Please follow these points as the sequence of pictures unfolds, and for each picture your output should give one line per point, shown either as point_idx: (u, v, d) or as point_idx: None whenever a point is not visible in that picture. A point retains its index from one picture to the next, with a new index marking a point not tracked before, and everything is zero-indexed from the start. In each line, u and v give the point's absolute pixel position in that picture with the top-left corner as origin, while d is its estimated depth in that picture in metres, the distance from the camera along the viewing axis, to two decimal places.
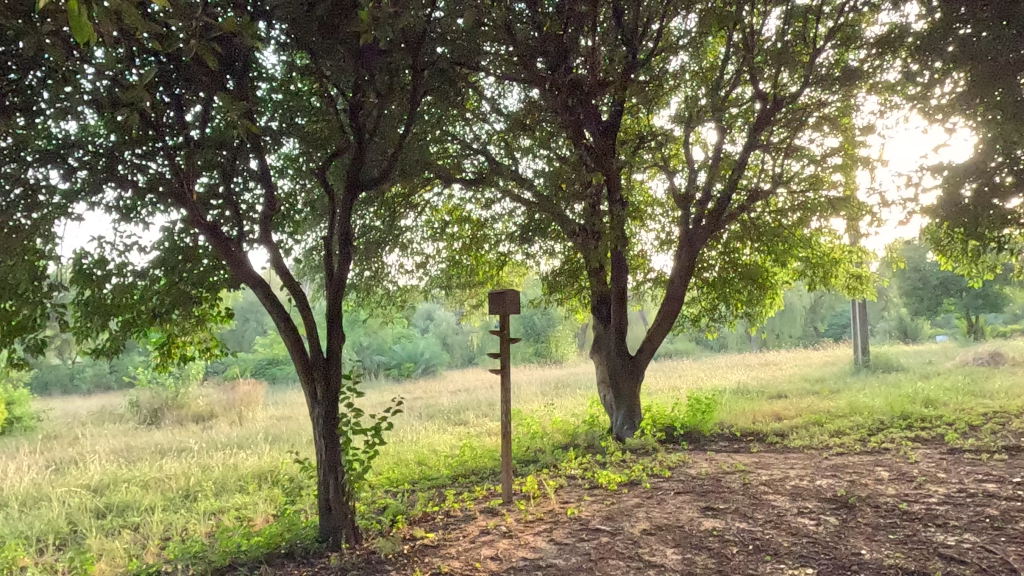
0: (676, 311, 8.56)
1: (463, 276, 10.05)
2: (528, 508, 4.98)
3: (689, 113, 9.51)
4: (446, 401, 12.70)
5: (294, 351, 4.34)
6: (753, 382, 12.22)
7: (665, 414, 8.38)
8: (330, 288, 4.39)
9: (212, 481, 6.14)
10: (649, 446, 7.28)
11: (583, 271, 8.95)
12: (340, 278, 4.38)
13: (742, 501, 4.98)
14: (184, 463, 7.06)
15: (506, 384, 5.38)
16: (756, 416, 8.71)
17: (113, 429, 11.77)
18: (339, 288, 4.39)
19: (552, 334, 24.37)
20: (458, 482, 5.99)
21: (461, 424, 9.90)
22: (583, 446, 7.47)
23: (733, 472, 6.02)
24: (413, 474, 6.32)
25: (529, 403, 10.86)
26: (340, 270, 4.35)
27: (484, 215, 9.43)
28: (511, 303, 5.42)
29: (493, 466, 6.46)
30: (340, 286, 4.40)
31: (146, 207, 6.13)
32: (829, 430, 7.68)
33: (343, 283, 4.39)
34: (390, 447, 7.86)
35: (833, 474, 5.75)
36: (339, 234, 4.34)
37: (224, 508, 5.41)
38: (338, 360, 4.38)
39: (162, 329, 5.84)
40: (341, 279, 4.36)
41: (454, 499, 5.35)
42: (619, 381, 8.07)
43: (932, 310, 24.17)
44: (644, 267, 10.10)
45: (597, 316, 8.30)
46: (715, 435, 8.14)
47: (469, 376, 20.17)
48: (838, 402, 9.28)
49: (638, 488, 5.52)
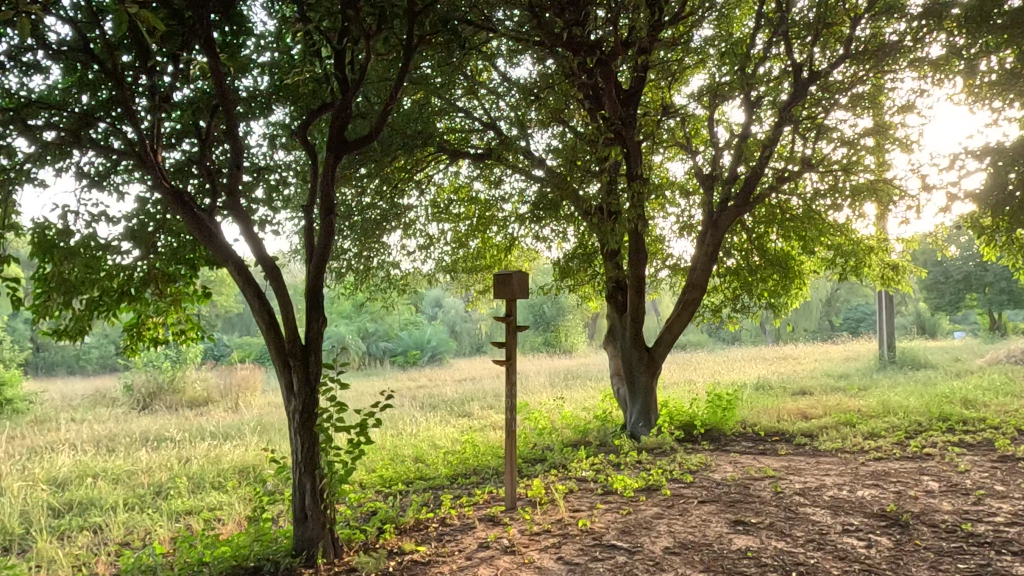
0: (699, 298, 7.93)
1: (470, 260, 9.47)
2: (534, 518, 4.42)
3: (714, 89, 8.84)
4: (451, 391, 12.14)
5: (268, 335, 3.77)
6: (774, 376, 11.60)
7: (684, 411, 7.79)
8: (312, 262, 3.82)
9: (188, 477, 5.62)
10: (667, 446, 6.69)
11: (598, 256, 8.37)
12: (323, 252, 3.81)
13: (777, 514, 4.41)
14: (166, 454, 6.54)
15: (511, 379, 4.79)
16: (781, 415, 8.11)
17: (104, 414, 11.29)
18: (321, 263, 3.83)
19: (562, 323, 23.79)
20: (458, 483, 5.44)
21: (465, 416, 9.36)
22: (594, 444, 6.90)
23: (763, 478, 5.43)
24: (409, 472, 5.77)
25: (538, 395, 10.29)
26: (323, 243, 3.78)
27: (493, 195, 8.83)
28: (519, 286, 4.82)
29: (497, 466, 5.90)
30: (324, 260, 3.82)
31: (121, 175, 5.56)
32: (863, 432, 7.07)
33: (325, 259, 3.81)
34: (387, 441, 7.31)
35: (875, 484, 5.16)
36: (321, 201, 3.77)
37: (196, 509, 4.86)
38: (318, 346, 3.81)
39: (133, 309, 5.28)
40: (324, 253, 3.79)
41: (452, 504, 4.78)
42: (634, 373, 7.48)
43: (954, 306, 23.38)
44: (662, 252, 9.50)
45: (612, 303, 7.69)
46: (738, 434, 7.55)
47: (476, 365, 19.62)
48: (868, 400, 8.67)
49: (657, 496, 4.94)
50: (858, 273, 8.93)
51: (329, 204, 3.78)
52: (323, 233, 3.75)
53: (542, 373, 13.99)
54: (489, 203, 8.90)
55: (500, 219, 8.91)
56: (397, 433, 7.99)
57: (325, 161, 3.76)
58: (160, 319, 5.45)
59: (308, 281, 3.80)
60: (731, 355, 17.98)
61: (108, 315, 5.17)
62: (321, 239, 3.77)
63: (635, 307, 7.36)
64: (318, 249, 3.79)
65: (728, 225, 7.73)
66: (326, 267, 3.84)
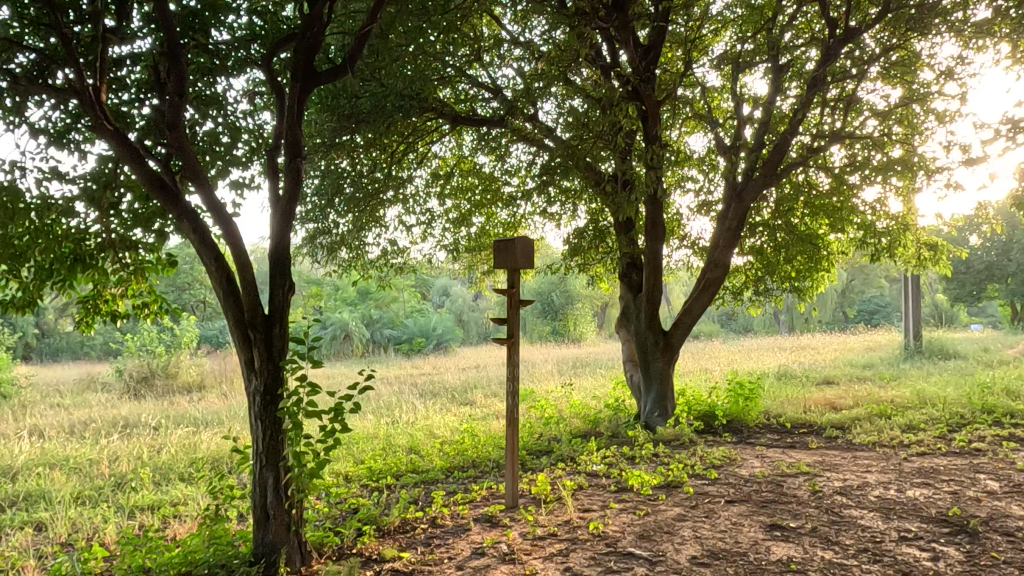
0: (722, 279, 7.28)
1: (473, 239, 8.88)
2: (539, 519, 3.83)
3: (735, 55, 8.18)
4: (454, 378, 11.58)
5: (226, 304, 3.18)
6: (795, 365, 10.98)
7: (703, 400, 7.20)
8: (277, 216, 3.28)
9: (154, 468, 5.06)
10: (685, 438, 6.11)
11: (612, 233, 7.78)
12: (289, 202, 3.29)
13: (820, 518, 3.82)
14: (139, 441, 6.00)
15: (512, 361, 4.21)
16: (808, 405, 7.51)
17: (90, 399, 10.77)
18: (286, 216, 3.29)
19: (571, 312, 23.19)
20: (453, 477, 4.87)
21: (467, 404, 8.80)
22: (606, 435, 6.32)
23: (797, 475, 4.83)
24: (400, 463, 5.19)
25: (546, 383, 9.72)
26: (290, 190, 3.27)
27: (498, 168, 8.22)
28: (523, 257, 4.23)
29: (498, 458, 5.32)
30: (290, 213, 3.28)
31: (82, 132, 4.97)
32: (900, 424, 6.46)
33: (292, 209, 3.27)
34: (381, 429, 6.74)
35: (926, 482, 4.55)
36: (285, 141, 3.27)
37: (158, 503, 4.31)
38: (283, 317, 3.26)
39: (91, 281, 4.72)
40: (291, 203, 3.28)
41: (444, 502, 4.20)
42: (648, 359, 6.89)
43: (974, 297, 22.61)
44: (679, 232, 8.88)
45: (625, 282, 7.11)
46: (762, 426, 6.95)
47: (482, 352, 19.05)
48: (902, 390, 8.04)
49: (679, 494, 4.35)
50: (890, 254, 8.29)
51: (294, 144, 3.28)
52: (289, 179, 3.24)
53: (550, 361, 13.42)
54: (493, 178, 8.29)
55: (506, 194, 8.29)
56: (393, 421, 7.44)
57: (290, 95, 3.24)
58: (121, 290, 4.85)
59: (273, 239, 3.25)
60: (747, 344, 17.36)
61: (60, 287, 4.57)
62: (287, 185, 3.26)
63: (651, 285, 6.75)
64: (283, 201, 3.26)
65: (752, 198, 7.10)
66: (292, 222, 3.30)
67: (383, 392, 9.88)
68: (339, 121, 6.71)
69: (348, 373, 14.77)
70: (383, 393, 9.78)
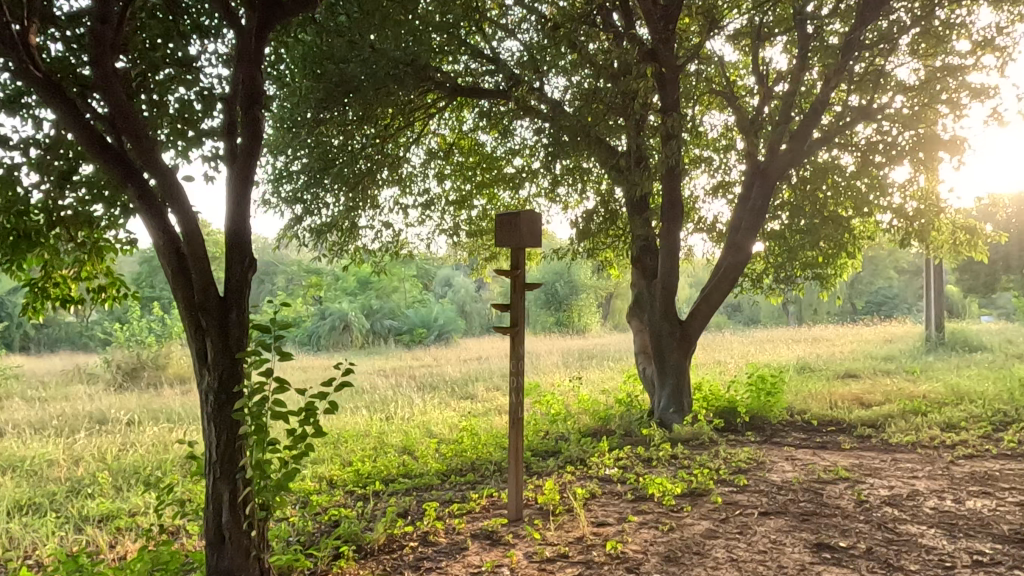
0: (745, 264, 6.61)
1: (474, 223, 8.33)
2: (546, 536, 3.30)
3: (756, 27, 7.61)
4: (454, 371, 11.04)
5: (175, 283, 2.69)
6: (813, 358, 10.44)
7: (721, 396, 6.67)
8: (232, 179, 2.76)
9: (117, 472, 4.55)
10: (705, 437, 5.58)
11: (624, 217, 7.26)
12: (246, 162, 2.77)
13: (873, 535, 3.30)
14: (107, 440, 5.48)
15: (516, 352, 3.68)
16: (834, 401, 6.98)
17: (74, 392, 10.25)
18: (244, 179, 2.77)
19: (576, 302, 22.63)
20: (450, 483, 4.35)
21: (468, 398, 8.28)
22: (617, 434, 5.79)
23: (835, 482, 4.29)
24: (390, 467, 4.66)
25: (552, 376, 9.20)
26: (246, 147, 2.76)
27: (500, 147, 7.65)
28: (529, 234, 3.69)
29: (500, 460, 4.79)
30: (247, 177, 2.76)
31: None
32: (939, 422, 5.93)
33: (252, 169, 2.77)
34: (373, 426, 6.22)
35: (985, 491, 4.03)
36: (243, 90, 2.77)
37: (114, 513, 3.80)
38: (242, 297, 2.74)
39: (43, 263, 4.15)
40: (248, 163, 2.76)
41: (438, 514, 3.68)
42: (662, 352, 6.36)
43: (989, 289, 21.97)
44: (694, 216, 8.33)
45: (639, 267, 6.56)
46: (787, 424, 6.42)
47: (485, 344, 18.52)
48: (934, 385, 7.51)
49: (705, 506, 3.82)
50: (922, 239, 7.73)
51: (251, 93, 2.80)
52: (247, 134, 2.74)
53: (556, 353, 12.85)
54: (495, 158, 7.74)
55: (509, 175, 7.71)
56: (388, 417, 6.91)
57: (247, 30, 2.75)
58: (75, 272, 4.29)
59: (229, 209, 2.73)
60: (758, 335, 16.81)
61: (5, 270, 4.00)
62: (244, 141, 2.76)
63: (667, 271, 6.20)
64: (238, 160, 2.75)
65: (778, 175, 6.49)
66: (251, 187, 2.78)
67: (379, 385, 9.35)
68: (327, 90, 6.09)
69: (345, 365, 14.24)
70: (380, 386, 9.25)
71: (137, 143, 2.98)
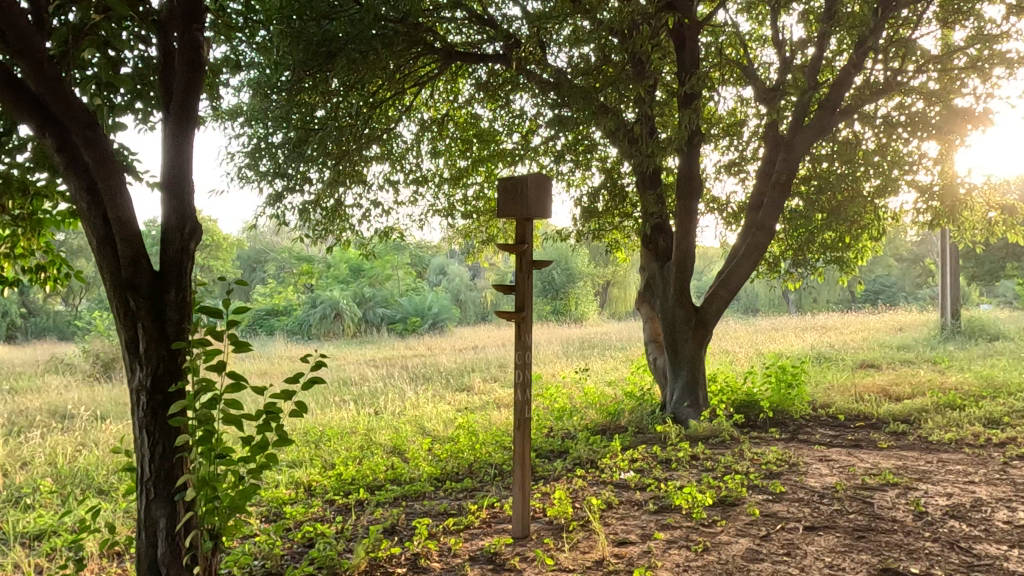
0: (767, 244, 5.97)
1: (473, 203, 7.74)
2: (560, 561, 2.78)
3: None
4: (449, 361, 10.50)
5: (99, 255, 2.15)
6: (827, 347, 9.93)
7: (739, 388, 6.17)
8: (168, 121, 2.20)
9: (64, 478, 3.99)
10: (726, 435, 5.07)
11: (634, 196, 6.70)
12: (186, 98, 2.19)
13: (947, 559, 2.80)
14: (64, 438, 4.93)
15: (522, 340, 3.14)
16: (859, 393, 6.48)
17: (47, 383, 9.65)
18: (185, 119, 2.21)
19: (573, 290, 22.05)
20: (445, 491, 3.81)
21: (464, 390, 7.73)
22: (629, 430, 5.27)
23: (884, 488, 3.77)
24: (378, 471, 4.12)
25: (553, 367, 8.67)
26: (184, 77, 2.18)
27: (499, 121, 7.07)
28: (537, 204, 3.15)
29: (501, 463, 4.25)
30: (186, 117, 2.20)
31: None
32: (980, 418, 5.42)
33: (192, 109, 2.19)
34: (361, 423, 5.69)
35: None
36: (180, 5, 2.16)
37: (51, 530, 3.26)
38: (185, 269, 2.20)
39: None
40: (189, 98, 2.19)
41: (431, 531, 3.15)
42: (676, 340, 5.83)
43: (994, 277, 21.38)
44: (706, 196, 7.77)
45: (651, 248, 6.01)
46: (811, 420, 5.91)
47: (481, 333, 17.93)
48: (965, 375, 7.01)
49: (741, 519, 3.30)
50: (951, 220, 7.20)
51: (190, 7, 2.18)
52: (185, 65, 2.16)
53: (556, 342, 12.29)
54: (493, 133, 7.16)
55: (508, 151, 7.14)
56: (378, 412, 6.37)
57: None
58: (6, 249, 3.68)
59: (165, 160, 2.17)
60: (762, 324, 16.27)
61: None
62: (182, 72, 2.17)
63: (682, 252, 5.66)
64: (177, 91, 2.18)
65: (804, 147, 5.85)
66: (192, 131, 2.22)
67: (369, 376, 8.80)
68: (309, 51, 5.49)
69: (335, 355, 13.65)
70: (371, 377, 8.72)
71: (53, 88, 2.05)
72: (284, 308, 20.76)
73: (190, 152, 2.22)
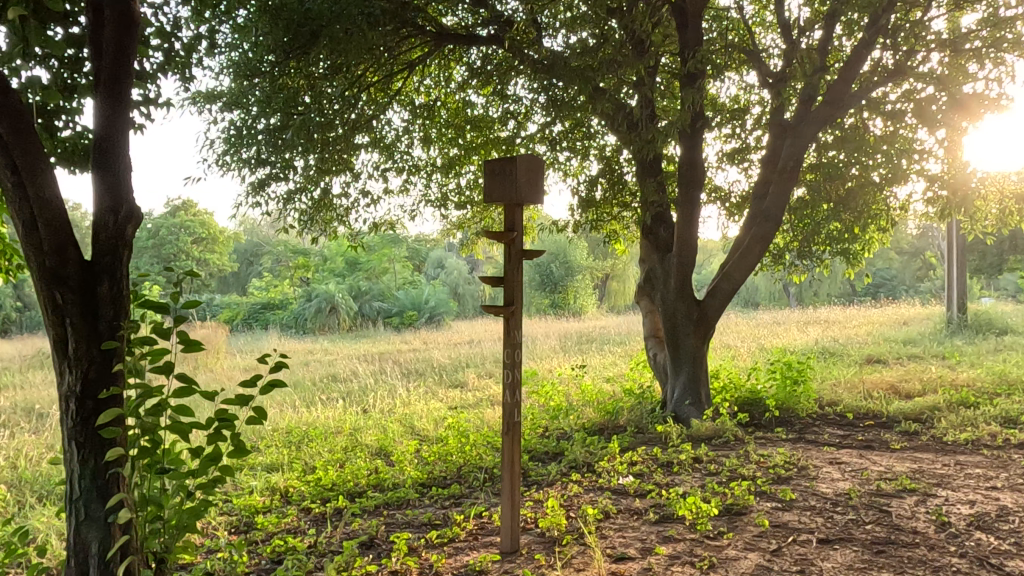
0: (773, 235, 5.67)
1: (466, 193, 7.48)
2: None
3: None
4: (443, 356, 10.23)
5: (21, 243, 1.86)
6: (832, 341, 9.66)
7: (743, 385, 5.92)
8: (97, 89, 1.98)
9: (23, 484, 3.73)
10: (730, 435, 4.82)
11: (634, 185, 6.43)
12: (117, 61, 1.99)
13: None
14: (32, 439, 4.67)
15: (511, 336, 2.87)
16: (867, 390, 6.23)
17: (30, 379, 9.37)
18: (117, 85, 2.00)
19: (572, 283, 21.76)
20: (431, 498, 3.55)
21: (457, 387, 7.48)
22: (628, 430, 5.02)
23: (901, 495, 3.52)
24: (361, 475, 3.87)
25: (550, 362, 8.41)
26: (115, 38, 1.97)
27: (493, 107, 6.79)
28: (529, 189, 2.89)
29: (491, 467, 4.00)
30: (118, 84, 1.99)
31: None
32: (996, 417, 5.18)
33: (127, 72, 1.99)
34: (348, 422, 5.43)
35: None
36: None
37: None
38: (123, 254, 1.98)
39: None
40: (121, 61, 1.98)
41: (412, 545, 2.90)
42: (677, 335, 5.57)
43: (998, 270, 21.10)
44: (708, 186, 7.51)
45: (651, 239, 5.73)
46: (818, 418, 5.66)
47: (478, 327, 17.65)
48: (976, 371, 6.76)
49: (749, 531, 3.05)
50: (962, 210, 6.94)
51: None
52: (117, 23, 1.96)
53: (553, 337, 12.04)
54: (487, 120, 6.88)
55: (503, 139, 6.87)
56: (367, 410, 6.12)
57: None
58: None
59: (98, 131, 1.96)
60: (764, 317, 16.00)
61: None
62: (113, 32, 1.97)
63: (682, 243, 5.40)
64: (106, 55, 1.97)
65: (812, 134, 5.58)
66: (125, 99, 2.01)
67: (360, 372, 8.54)
68: (290, 31, 5.21)
69: (329, 349, 13.38)
70: (362, 373, 8.45)
71: None
72: (279, 302, 20.48)
73: (123, 121, 2.01)
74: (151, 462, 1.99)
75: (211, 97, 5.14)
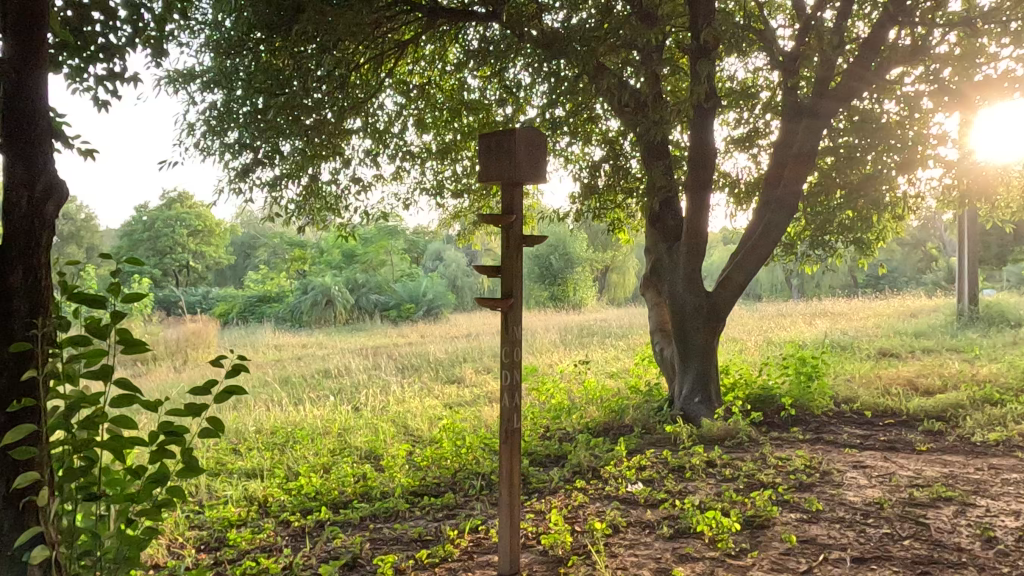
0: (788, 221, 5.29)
1: (463, 181, 7.15)
2: None
3: None
4: (440, 350, 9.91)
5: None
6: (841, 334, 9.36)
7: (754, 381, 5.61)
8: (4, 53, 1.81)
9: None
10: (744, 437, 4.52)
11: (639, 172, 6.10)
12: (25, 22, 1.81)
13: None
14: None
15: (511, 334, 2.55)
16: (884, 386, 5.92)
17: None
18: (26, 49, 1.82)
19: (572, 275, 21.43)
20: (422, 509, 3.25)
21: (454, 383, 7.16)
22: (634, 431, 4.71)
23: (937, 506, 3.20)
24: (347, 481, 3.57)
25: (551, 357, 8.10)
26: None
27: (491, 91, 6.46)
28: (529, 168, 2.57)
29: (489, 474, 3.70)
30: (27, 47, 1.82)
31: None
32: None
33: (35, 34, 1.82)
34: (338, 422, 5.11)
35: None
36: None
37: None
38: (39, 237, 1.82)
39: None
40: (29, 23, 1.81)
41: (399, 566, 2.60)
42: (685, 329, 5.26)
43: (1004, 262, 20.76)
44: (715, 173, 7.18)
45: (658, 227, 5.42)
46: (834, 417, 5.35)
47: (476, 320, 17.31)
48: (997, 366, 6.45)
49: (774, 548, 2.75)
50: (982, 197, 6.62)
51: None
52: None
53: (554, 330, 11.71)
54: (484, 104, 6.55)
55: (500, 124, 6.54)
56: (359, 409, 5.81)
57: None
58: None
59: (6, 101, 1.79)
60: (768, 310, 15.67)
61: None
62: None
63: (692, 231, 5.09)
64: (9, 10, 1.80)
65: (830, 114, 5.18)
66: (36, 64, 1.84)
67: (354, 367, 8.22)
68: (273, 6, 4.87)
69: (324, 343, 13.05)
70: (356, 369, 8.14)
71: None
72: (275, 294, 20.17)
73: (37, 90, 1.85)
74: (84, 485, 1.69)
75: (191, 75, 4.82)
